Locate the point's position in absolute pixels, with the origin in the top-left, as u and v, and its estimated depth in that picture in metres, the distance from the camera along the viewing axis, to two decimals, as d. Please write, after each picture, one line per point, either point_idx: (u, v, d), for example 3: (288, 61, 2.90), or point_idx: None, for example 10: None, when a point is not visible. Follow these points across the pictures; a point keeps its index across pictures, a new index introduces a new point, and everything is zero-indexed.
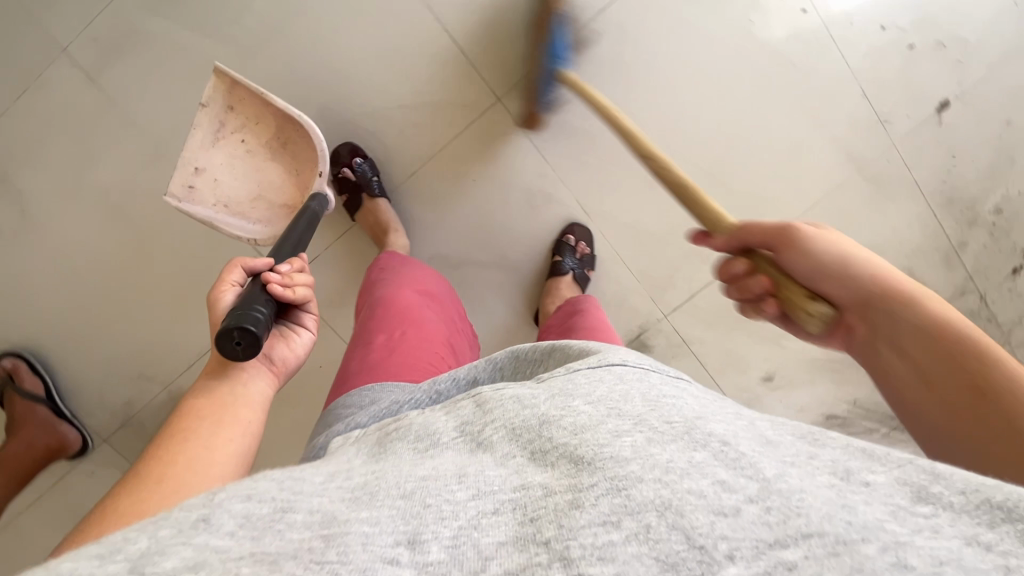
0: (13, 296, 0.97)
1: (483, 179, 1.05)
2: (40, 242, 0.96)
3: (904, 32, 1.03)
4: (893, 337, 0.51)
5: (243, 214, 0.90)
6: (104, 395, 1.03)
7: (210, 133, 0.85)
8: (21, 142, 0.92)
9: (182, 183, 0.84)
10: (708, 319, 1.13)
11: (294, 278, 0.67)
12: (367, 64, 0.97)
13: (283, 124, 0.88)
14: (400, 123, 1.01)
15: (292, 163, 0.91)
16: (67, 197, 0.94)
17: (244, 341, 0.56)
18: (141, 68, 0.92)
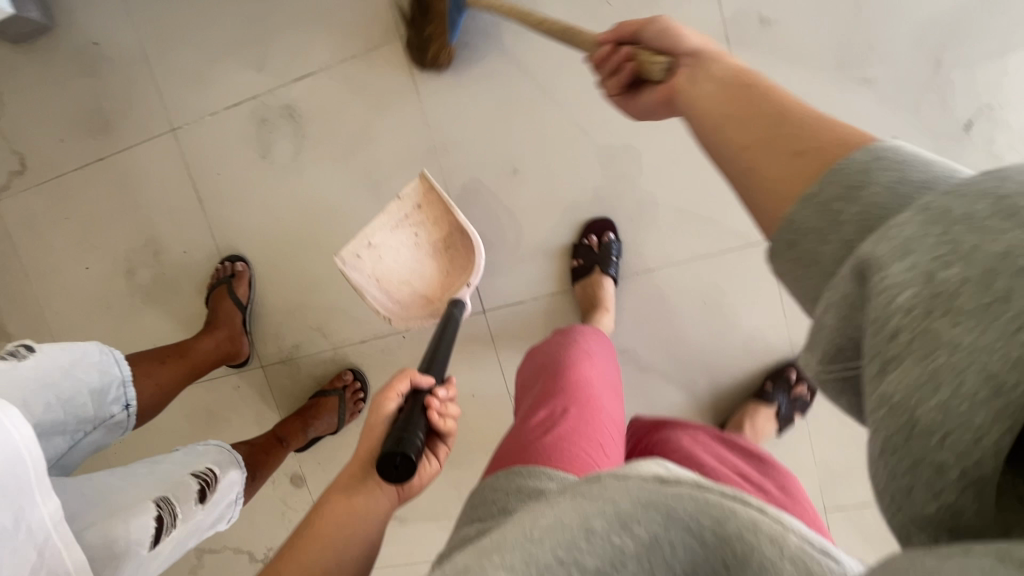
0: (252, 214, 1.09)
1: (714, 303, 0.96)
2: (294, 187, 1.06)
3: None
4: (705, 70, 0.47)
5: (386, 289, 0.97)
6: (282, 333, 1.13)
7: (395, 220, 0.93)
8: (334, 106, 1.02)
9: (353, 250, 0.91)
10: (869, 536, 0.99)
11: (449, 406, 0.65)
12: (660, 159, 0.94)
13: (455, 233, 0.97)
14: (660, 220, 0.96)
15: (448, 265, 0.99)
16: (336, 158, 1.04)
17: (402, 466, 0.56)
18: (451, 75, 0.98)
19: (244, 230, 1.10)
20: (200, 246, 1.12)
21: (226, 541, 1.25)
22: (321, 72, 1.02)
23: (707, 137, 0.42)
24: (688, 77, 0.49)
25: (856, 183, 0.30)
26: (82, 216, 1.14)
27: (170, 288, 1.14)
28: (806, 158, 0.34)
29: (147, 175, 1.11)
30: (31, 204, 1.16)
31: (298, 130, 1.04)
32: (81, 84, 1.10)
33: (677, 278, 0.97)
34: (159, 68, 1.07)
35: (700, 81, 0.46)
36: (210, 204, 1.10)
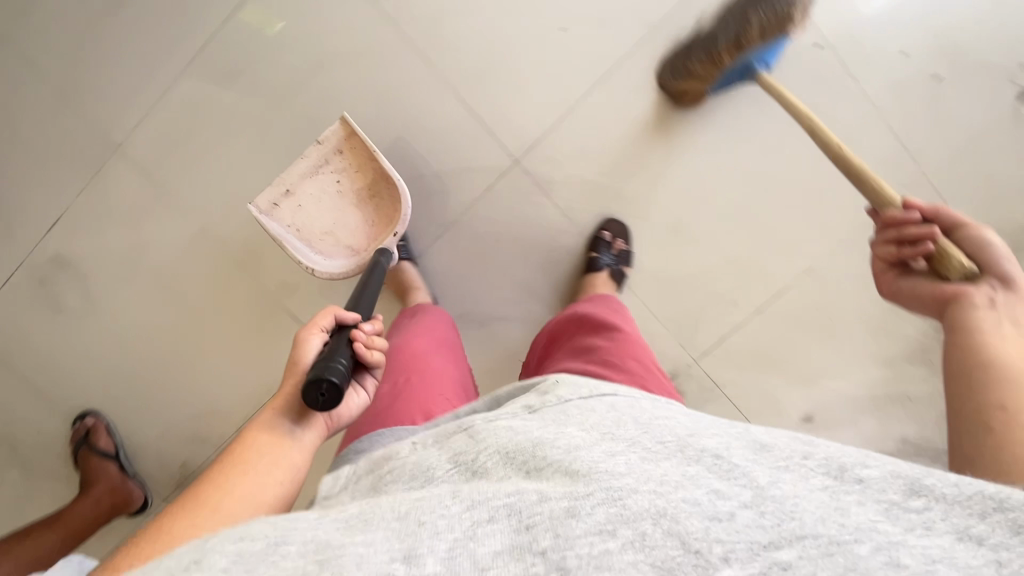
0: (78, 368, 1.09)
1: (508, 237, 1.02)
2: (102, 324, 1.07)
3: (927, 62, 0.94)
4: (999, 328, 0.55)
5: (310, 242, 0.94)
6: (164, 461, 1.13)
7: (313, 165, 0.91)
8: (94, 236, 1.04)
9: (269, 199, 0.90)
10: (739, 361, 1.07)
11: (376, 338, 0.64)
12: (391, 140, 0.99)
13: (379, 181, 0.94)
14: (422, 192, 1.01)
15: (373, 214, 0.96)
16: (123, 279, 1.05)
17: (328, 393, 0.54)
18: (180, 157, 1.01)
19: (79, 385, 1.10)
20: (44, 423, 1.10)
21: None
22: (68, 213, 1.03)
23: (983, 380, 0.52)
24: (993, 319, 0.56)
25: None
26: None
27: (38, 478, 1.12)
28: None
29: None
30: None
31: (77, 274, 1.05)
32: None
33: (466, 231, 1.02)
34: None
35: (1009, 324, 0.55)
36: (34, 381, 1.09)
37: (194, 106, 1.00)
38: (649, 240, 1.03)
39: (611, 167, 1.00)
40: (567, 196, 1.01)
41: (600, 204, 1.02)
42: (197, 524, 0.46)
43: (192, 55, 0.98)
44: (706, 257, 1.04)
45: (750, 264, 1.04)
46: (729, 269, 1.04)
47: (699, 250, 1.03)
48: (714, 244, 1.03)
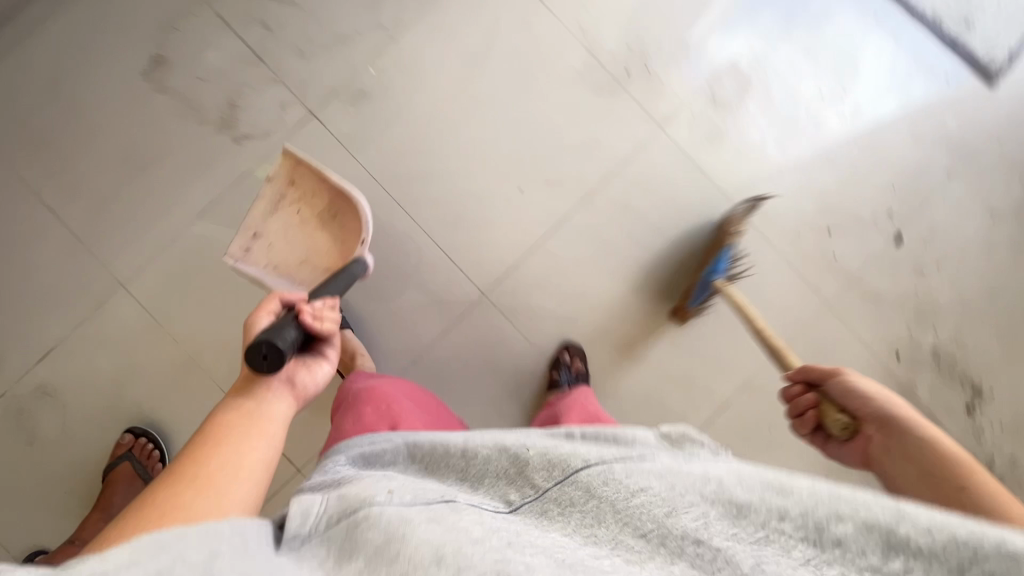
0: (39, 500, 1.07)
1: (479, 362, 1.14)
2: (72, 453, 1.08)
3: (813, 216, 1.18)
4: (903, 462, 0.62)
5: (290, 274, 1.03)
6: None
7: (272, 202, 1.03)
8: (82, 366, 1.09)
9: (241, 244, 1.00)
10: None
11: (326, 312, 0.73)
12: (375, 277, 1.14)
13: (335, 200, 1.05)
14: (404, 322, 1.14)
15: (339, 233, 1.05)
16: (104, 408, 1.09)
17: (270, 354, 0.64)
18: (179, 294, 1.12)
19: (35, 520, 1.07)
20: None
21: None
22: (62, 343, 1.10)
23: None
24: (897, 463, 0.63)
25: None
26: None
27: None
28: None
29: None
30: None
31: (59, 402, 1.08)
32: None
33: (441, 356, 1.14)
34: None
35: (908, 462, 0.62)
36: None
37: (199, 249, 1.13)
38: (603, 361, 1.16)
39: (567, 299, 1.16)
40: (531, 325, 1.15)
41: (559, 331, 1.16)
42: (198, 497, 0.49)
43: (204, 207, 1.13)
44: (652, 376, 1.16)
45: (693, 383, 1.16)
46: (675, 387, 1.16)
47: (646, 370, 1.16)
48: (661, 365, 1.16)
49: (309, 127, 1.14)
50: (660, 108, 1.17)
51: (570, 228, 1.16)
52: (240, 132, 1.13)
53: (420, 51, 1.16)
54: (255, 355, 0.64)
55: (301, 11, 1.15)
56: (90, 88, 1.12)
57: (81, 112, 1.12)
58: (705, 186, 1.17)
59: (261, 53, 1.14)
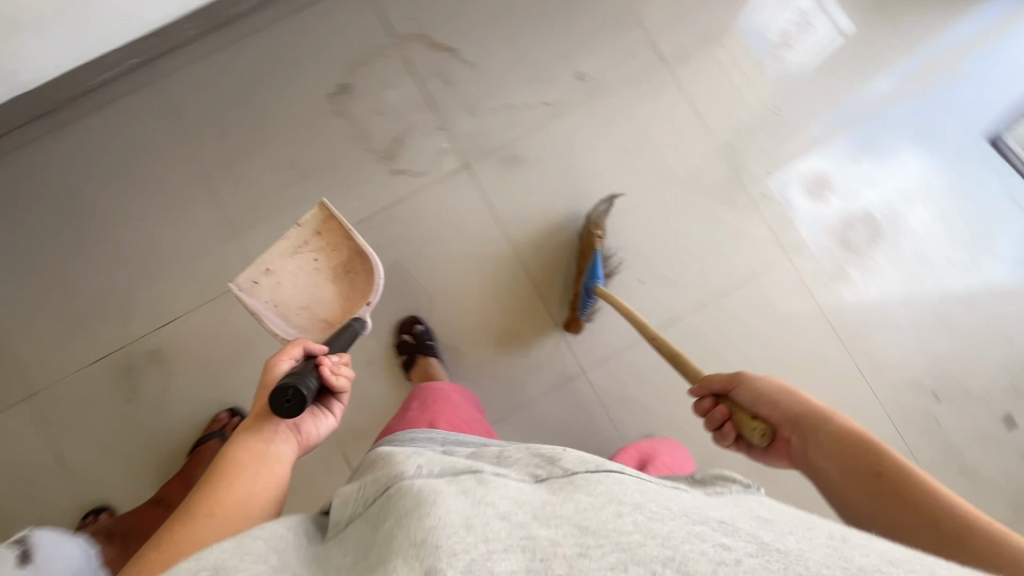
0: (121, 455, 1.13)
1: (563, 435, 1.14)
2: (164, 420, 1.14)
3: (922, 378, 1.17)
4: (819, 459, 0.63)
5: (287, 318, 0.89)
6: None
7: (295, 243, 0.88)
8: (197, 342, 1.16)
9: (248, 276, 0.86)
10: None
11: (342, 367, 0.75)
12: (484, 328, 1.18)
13: (356, 260, 0.92)
14: (500, 377, 1.16)
15: (349, 291, 0.92)
16: (204, 386, 1.15)
17: (293, 399, 0.64)
18: None
19: (112, 474, 1.12)
20: (62, 503, 1.10)
21: None
22: (185, 315, 1.17)
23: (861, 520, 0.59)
24: (818, 458, 0.63)
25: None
26: None
27: None
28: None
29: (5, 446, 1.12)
30: None
31: (166, 370, 1.15)
32: None
33: (528, 419, 1.14)
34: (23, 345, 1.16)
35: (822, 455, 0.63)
36: (75, 454, 1.12)
37: None
38: None
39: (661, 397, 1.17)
40: (621, 413, 1.16)
41: (646, 426, 1.16)
42: (209, 532, 0.52)
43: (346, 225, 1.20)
44: None
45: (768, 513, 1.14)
46: None
47: None
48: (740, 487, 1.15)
49: (459, 176, 1.22)
50: (792, 237, 1.21)
51: (680, 329, 1.18)
52: (397, 166, 1.22)
53: (577, 134, 1.25)
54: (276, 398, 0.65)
55: (481, 74, 1.26)
56: (278, 98, 1.24)
57: (264, 116, 1.23)
58: (818, 321, 1.19)
59: (435, 102, 1.24)
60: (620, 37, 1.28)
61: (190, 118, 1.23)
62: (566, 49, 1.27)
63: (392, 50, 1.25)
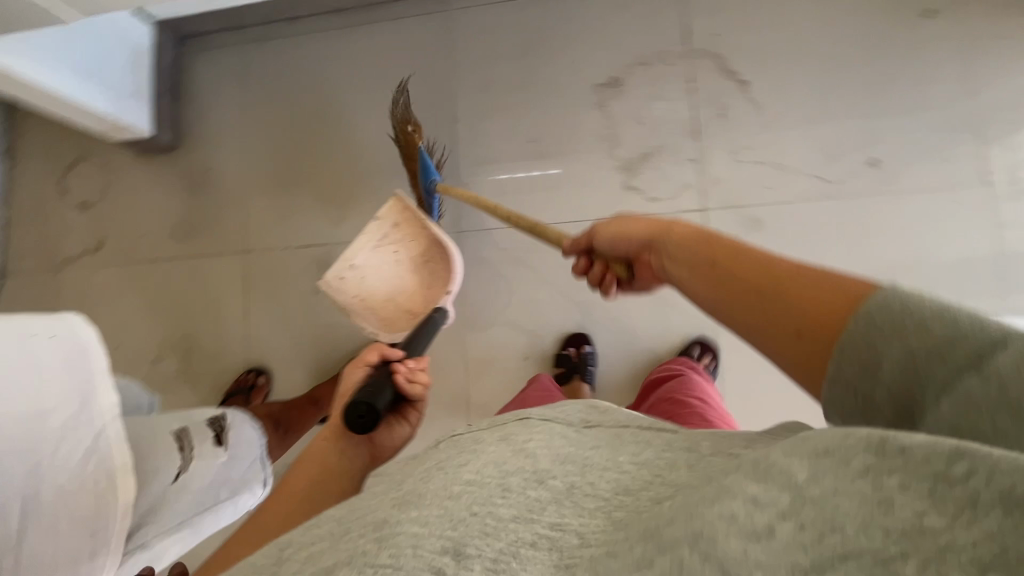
0: (295, 336, 1.26)
1: None
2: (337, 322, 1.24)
3: None
4: (669, 270, 0.54)
5: (374, 307, 1.08)
6: None
7: (374, 240, 1.06)
8: None
9: (336, 274, 1.03)
10: None
11: (419, 373, 0.72)
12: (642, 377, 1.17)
13: (431, 249, 1.09)
14: None
15: (427, 277, 1.10)
16: None
17: (365, 414, 0.62)
18: (492, 269, 1.23)
19: (283, 348, 1.26)
20: (235, 350, 1.27)
21: None
22: None
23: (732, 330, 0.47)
24: (667, 270, 0.54)
25: (869, 363, 0.36)
26: (138, 299, 1.29)
27: (191, 379, 1.27)
28: (806, 339, 0.40)
29: (210, 282, 1.28)
30: (94, 276, 1.31)
31: None
32: (179, 196, 1.31)
33: None
34: (252, 204, 1.29)
35: (665, 260, 0.55)
36: (257, 318, 1.27)
37: (531, 249, 1.22)
38: None
39: None
40: None
41: None
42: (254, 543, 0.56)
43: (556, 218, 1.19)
44: None
45: None
46: None
47: None
48: None
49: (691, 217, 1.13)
50: None
51: None
52: (633, 182, 1.16)
53: (837, 225, 1.09)
54: (348, 411, 0.63)
55: (762, 119, 1.13)
56: (550, 68, 1.20)
57: (530, 80, 1.21)
58: None
59: (701, 130, 1.14)
60: (940, 133, 1.08)
61: (460, 55, 1.24)
62: (871, 126, 1.10)
63: (681, 60, 1.16)
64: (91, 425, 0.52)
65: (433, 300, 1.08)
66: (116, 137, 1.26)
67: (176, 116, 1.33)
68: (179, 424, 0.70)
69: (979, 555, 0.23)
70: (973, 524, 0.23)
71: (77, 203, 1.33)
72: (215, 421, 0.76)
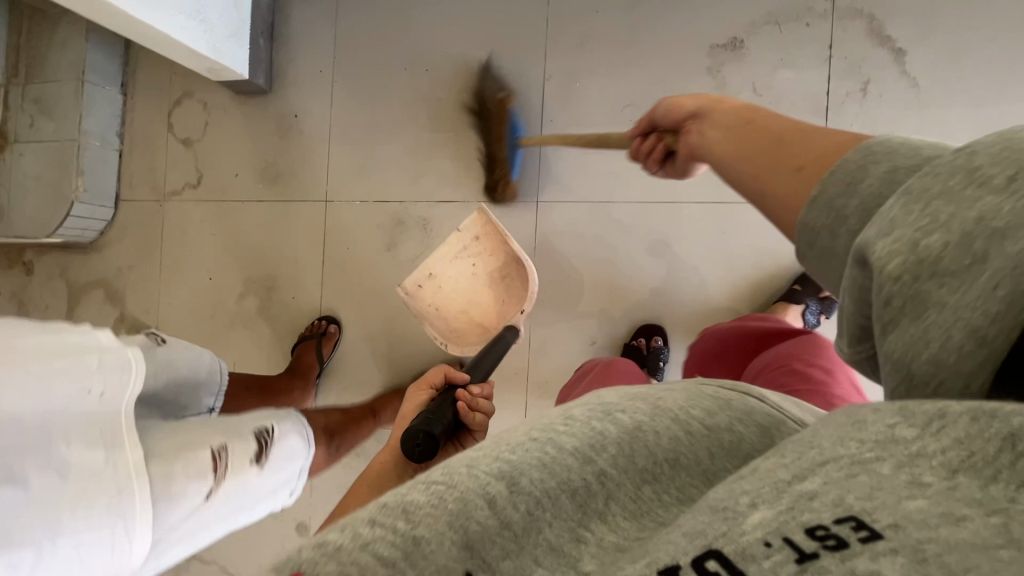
0: (366, 290, 1.26)
1: None
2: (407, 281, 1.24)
3: None
4: (700, 142, 0.54)
5: (447, 318, 1.10)
6: (344, 395, 1.26)
7: (454, 250, 1.06)
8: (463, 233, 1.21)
9: (414, 281, 1.05)
10: None
11: (481, 405, 0.76)
12: None
13: (508, 265, 1.09)
14: None
15: (501, 293, 1.10)
16: None
17: (423, 443, 0.63)
18: (567, 244, 1.14)
19: (353, 300, 1.27)
20: (311, 299, 1.30)
21: (214, 557, 1.36)
22: (462, 202, 1.21)
23: (738, 189, 0.47)
24: (697, 139, 0.55)
25: (854, 177, 0.35)
26: (230, 238, 1.36)
27: (269, 318, 1.33)
28: (805, 174, 0.40)
29: (293, 227, 1.31)
30: (192, 212, 1.39)
31: (425, 240, 1.23)
32: (270, 140, 1.33)
33: None
34: (335, 153, 1.29)
35: (699, 128, 0.55)
36: (333, 269, 1.28)
37: (610, 229, 1.12)
38: None
39: None
40: None
41: None
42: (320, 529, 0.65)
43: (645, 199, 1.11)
44: None
45: None
46: None
47: None
48: None
49: None
50: None
51: None
52: None
53: None
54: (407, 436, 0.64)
55: (914, 100, 0.93)
56: (657, 22, 1.05)
57: (632, 37, 1.07)
58: None
59: (831, 109, 0.96)
60: None
61: (558, 4, 1.12)
62: None
63: (820, 20, 0.96)
64: (116, 476, 0.52)
65: (505, 315, 1.08)
66: (216, 79, 1.28)
67: (272, 59, 1.33)
68: (221, 438, 0.67)
69: (948, 461, 0.22)
70: (941, 431, 0.23)
71: (181, 140, 1.40)
72: (260, 434, 0.73)
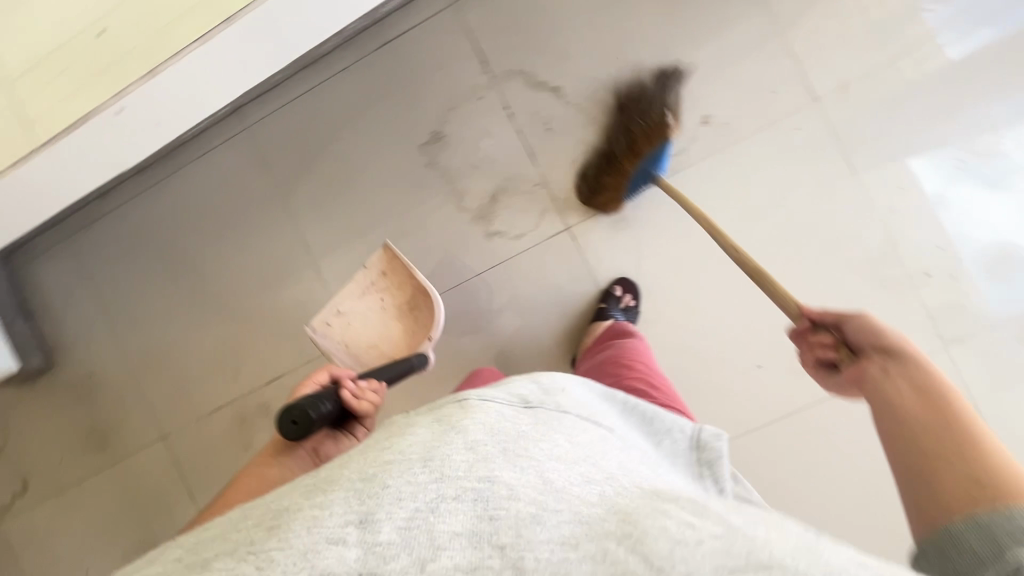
0: None
1: None
2: None
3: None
4: (879, 382, 0.57)
5: (358, 355, 1.07)
6: None
7: (362, 286, 1.07)
8: None
9: (323, 319, 1.05)
10: None
11: (366, 393, 0.78)
12: None
13: (416, 296, 1.08)
14: None
15: (409, 325, 1.08)
16: None
17: (299, 422, 0.65)
18: None
19: None
20: None
21: None
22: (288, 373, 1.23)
23: (898, 442, 0.52)
24: (884, 374, 0.57)
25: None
26: (83, 523, 1.28)
27: None
28: (984, 488, 0.46)
29: (142, 476, 1.26)
30: (34, 517, 1.30)
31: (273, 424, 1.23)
32: (78, 408, 1.28)
33: None
34: (148, 389, 1.26)
35: (881, 369, 0.57)
36: (201, 495, 1.25)
37: None
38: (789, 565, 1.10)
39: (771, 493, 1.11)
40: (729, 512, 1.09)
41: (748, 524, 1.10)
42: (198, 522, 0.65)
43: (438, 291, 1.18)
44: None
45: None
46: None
47: None
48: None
49: (560, 241, 1.14)
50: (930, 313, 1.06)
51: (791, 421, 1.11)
52: (493, 228, 1.16)
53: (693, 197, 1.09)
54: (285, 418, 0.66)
55: (587, 118, 1.12)
56: (367, 145, 1.19)
57: (356, 168, 1.19)
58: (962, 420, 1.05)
59: (534, 150, 1.14)
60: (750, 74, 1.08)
61: (281, 170, 1.21)
62: (687, 88, 1.10)
63: (488, 92, 1.14)
64: None
65: (415, 341, 1.07)
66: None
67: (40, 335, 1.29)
68: None
69: None
70: None
71: None
72: None
